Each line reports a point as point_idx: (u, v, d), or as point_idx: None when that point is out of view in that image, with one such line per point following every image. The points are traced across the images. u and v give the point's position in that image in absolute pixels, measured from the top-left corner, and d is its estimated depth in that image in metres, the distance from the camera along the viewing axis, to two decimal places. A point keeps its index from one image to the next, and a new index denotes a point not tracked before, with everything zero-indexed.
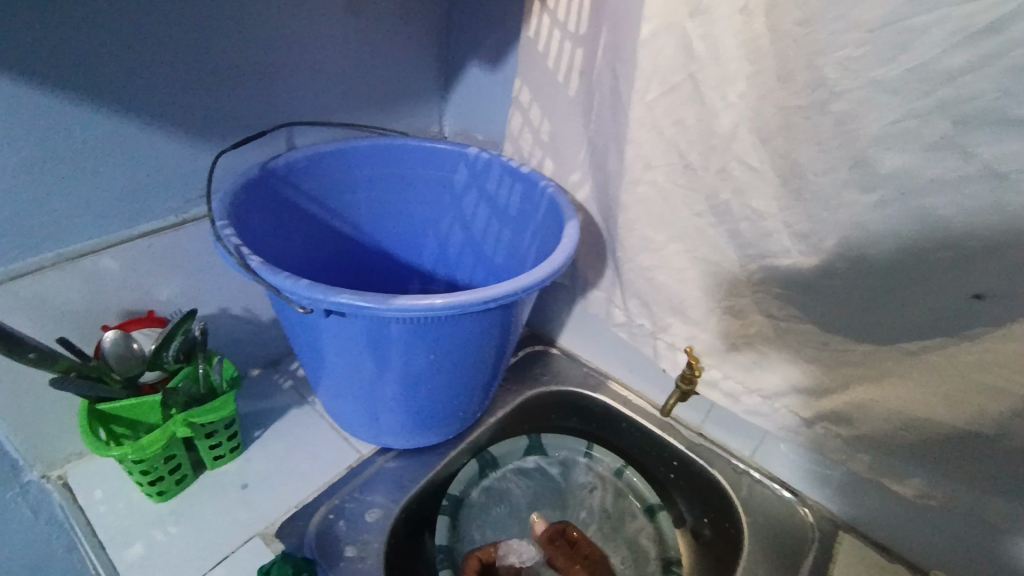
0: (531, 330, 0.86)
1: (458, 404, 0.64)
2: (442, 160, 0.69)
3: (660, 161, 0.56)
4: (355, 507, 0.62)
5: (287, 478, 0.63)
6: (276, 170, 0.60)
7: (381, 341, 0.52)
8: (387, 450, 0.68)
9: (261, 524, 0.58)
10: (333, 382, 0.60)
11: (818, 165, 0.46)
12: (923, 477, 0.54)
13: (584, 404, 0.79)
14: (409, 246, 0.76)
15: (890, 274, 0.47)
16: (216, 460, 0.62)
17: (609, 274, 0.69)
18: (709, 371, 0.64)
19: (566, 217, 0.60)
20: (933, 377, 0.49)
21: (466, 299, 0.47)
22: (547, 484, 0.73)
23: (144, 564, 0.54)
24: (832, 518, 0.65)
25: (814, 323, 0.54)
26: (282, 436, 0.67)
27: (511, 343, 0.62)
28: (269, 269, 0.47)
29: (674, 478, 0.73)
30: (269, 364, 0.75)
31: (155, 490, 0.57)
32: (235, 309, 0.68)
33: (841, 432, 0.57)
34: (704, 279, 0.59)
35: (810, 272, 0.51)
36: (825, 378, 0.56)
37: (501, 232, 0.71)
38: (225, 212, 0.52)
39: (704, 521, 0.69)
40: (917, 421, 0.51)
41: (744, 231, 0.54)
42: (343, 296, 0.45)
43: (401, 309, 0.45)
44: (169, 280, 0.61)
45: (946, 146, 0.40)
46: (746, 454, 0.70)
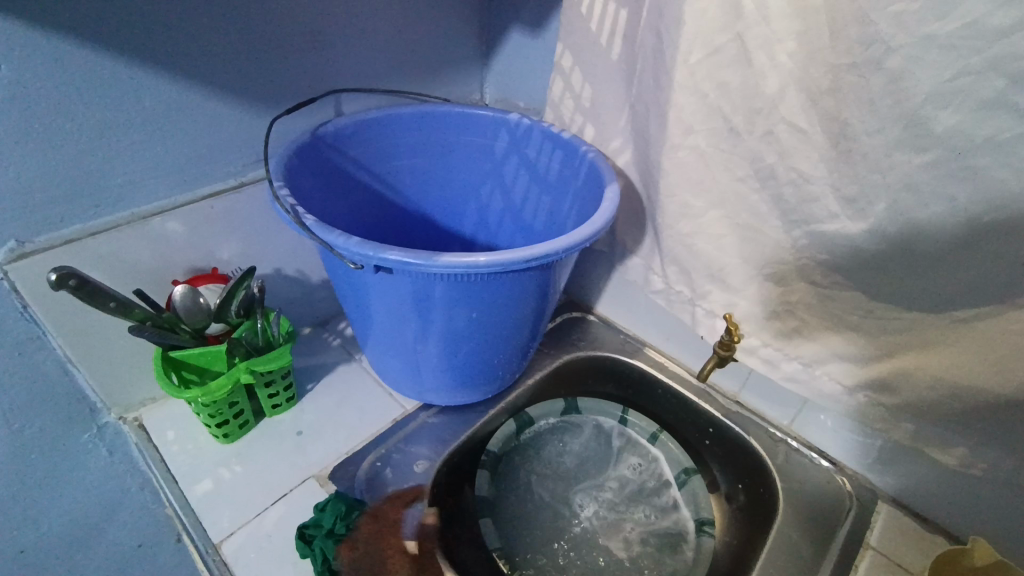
0: (568, 297, 0.87)
1: (497, 363, 0.66)
2: (483, 127, 0.70)
3: (702, 125, 0.56)
4: (400, 457, 0.66)
5: (337, 428, 0.67)
6: (324, 136, 0.62)
7: (425, 299, 0.55)
8: (429, 406, 0.71)
9: (314, 467, 0.63)
10: (380, 339, 0.64)
11: (867, 125, 0.45)
12: (967, 446, 0.53)
13: (620, 370, 0.80)
14: (451, 212, 0.78)
15: (941, 238, 0.46)
16: (274, 409, 0.66)
17: (648, 240, 0.70)
18: (747, 338, 0.64)
19: (606, 181, 0.61)
20: (982, 344, 0.48)
21: (507, 258, 0.49)
22: (584, 446, 0.74)
23: (214, 498, 0.60)
24: (870, 487, 0.65)
25: (859, 289, 0.53)
26: (332, 389, 0.72)
27: (549, 306, 0.64)
28: (322, 228, 0.49)
29: (708, 443, 0.74)
30: (319, 324, 0.79)
31: (221, 433, 0.62)
32: (288, 270, 0.72)
33: (882, 400, 0.57)
34: (745, 244, 0.59)
35: (856, 237, 0.50)
36: (868, 346, 0.55)
37: (540, 199, 0.72)
38: (280, 174, 0.55)
39: (738, 486, 0.70)
40: (963, 389, 0.50)
41: (788, 196, 0.53)
42: (392, 254, 0.48)
43: (446, 266, 0.48)
44: (229, 240, 0.65)
45: (1001, 103, 0.39)
46: (784, 422, 0.70)
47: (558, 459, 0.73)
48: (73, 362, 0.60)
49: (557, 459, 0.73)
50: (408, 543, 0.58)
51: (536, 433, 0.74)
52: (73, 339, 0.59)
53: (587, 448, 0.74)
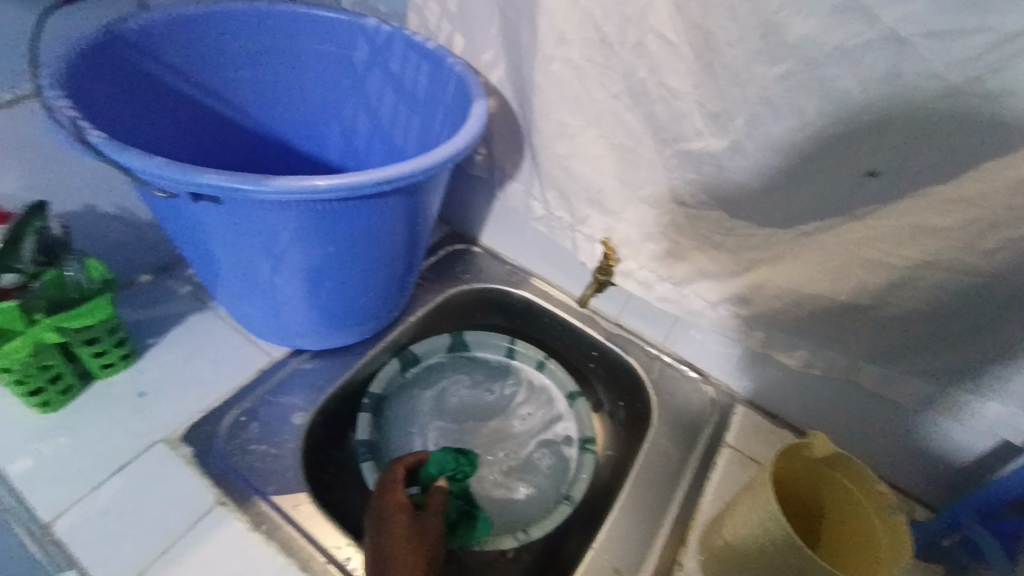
0: (453, 230, 0.83)
1: (370, 302, 0.61)
2: (336, 32, 0.61)
3: (575, 33, 0.52)
4: (268, 410, 0.60)
5: (188, 384, 0.60)
6: (125, 34, 0.51)
7: (267, 233, 0.48)
8: (301, 353, 0.66)
9: (163, 430, 0.56)
10: (228, 283, 0.56)
11: (729, 35, 0.44)
12: (807, 349, 0.58)
13: (506, 301, 0.79)
14: (311, 136, 0.69)
15: (789, 155, 0.47)
16: (105, 369, 0.57)
17: (527, 165, 0.66)
18: (624, 261, 0.64)
19: (474, 97, 0.56)
20: (821, 255, 0.51)
21: (354, 181, 0.43)
22: (473, 379, 0.73)
23: (35, 475, 0.51)
24: (730, 393, 0.71)
25: (722, 209, 0.55)
26: (182, 343, 0.63)
27: (421, 236, 0.59)
28: (113, 146, 0.40)
29: (593, 366, 0.76)
30: (162, 270, 0.69)
31: (36, 402, 0.53)
32: (108, 208, 0.60)
33: (740, 313, 0.60)
34: (620, 165, 0.57)
35: (718, 154, 0.51)
36: (729, 262, 0.58)
37: (409, 118, 0.65)
38: (58, 81, 0.44)
39: (619, 403, 0.74)
40: (804, 297, 0.54)
41: (658, 113, 0.52)
42: (208, 176, 0.40)
43: (278, 190, 0.41)
44: (13, 170, 0.53)
45: (852, 8, 0.39)
46: (658, 340, 0.73)
47: (445, 394, 0.72)
48: None
49: (443, 394, 0.72)
50: (279, 498, 0.54)
51: (423, 369, 0.72)
52: None
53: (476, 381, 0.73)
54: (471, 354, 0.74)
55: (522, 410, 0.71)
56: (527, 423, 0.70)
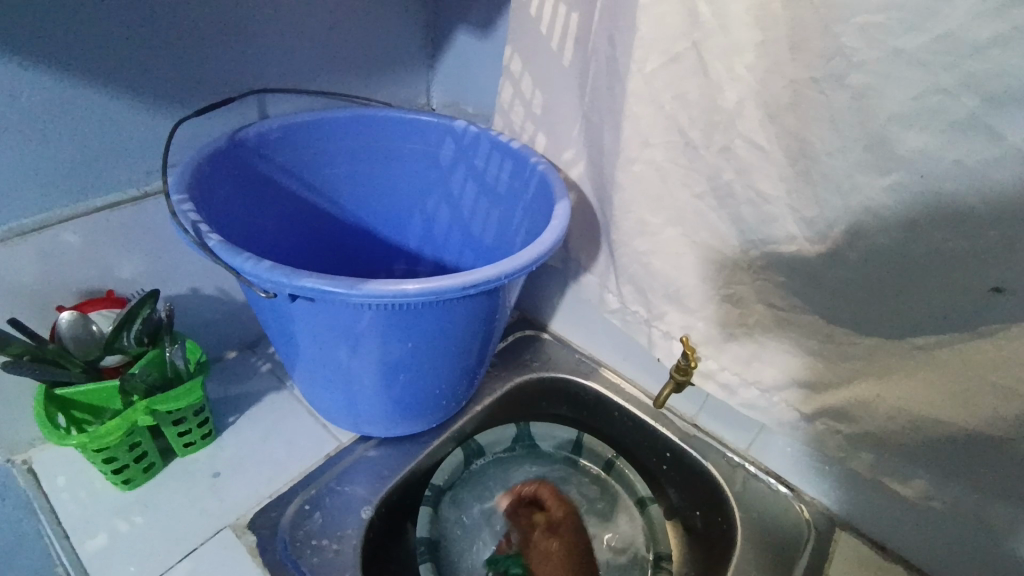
0: (522, 314, 0.83)
1: (442, 392, 0.61)
2: (426, 133, 0.65)
3: (660, 137, 0.52)
4: (332, 500, 0.59)
5: (259, 466, 0.60)
6: (246, 140, 0.56)
7: (353, 328, 0.49)
8: (368, 439, 0.65)
9: (231, 516, 0.56)
10: (310, 369, 0.58)
11: (827, 144, 0.43)
12: (925, 479, 0.51)
13: (575, 392, 0.76)
14: (394, 225, 0.72)
15: (899, 265, 0.44)
16: (186, 448, 0.59)
17: (603, 257, 0.66)
18: (706, 362, 0.60)
19: (556, 197, 0.56)
20: (939, 375, 0.46)
21: (442, 285, 0.44)
22: (538, 474, 0.70)
23: (109, 555, 0.52)
24: (828, 515, 0.63)
25: (818, 314, 0.51)
26: (256, 422, 0.64)
27: (498, 329, 0.59)
28: (227, 249, 0.43)
29: (665, 469, 0.71)
30: (247, 347, 0.72)
31: (121, 479, 0.55)
32: (207, 289, 0.64)
33: (842, 429, 0.54)
34: (703, 263, 0.55)
35: (814, 261, 0.48)
36: (827, 373, 0.53)
37: (488, 211, 0.67)
38: (184, 185, 0.49)
39: (696, 512, 0.67)
40: (922, 420, 0.48)
41: (746, 215, 0.50)
42: (308, 280, 0.42)
43: (371, 294, 0.42)
44: (130, 257, 0.58)
45: (970, 124, 0.37)
46: (741, 447, 0.68)
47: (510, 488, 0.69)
48: None
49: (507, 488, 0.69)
50: None
51: (489, 459, 0.70)
52: None
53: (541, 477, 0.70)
54: (539, 446, 0.71)
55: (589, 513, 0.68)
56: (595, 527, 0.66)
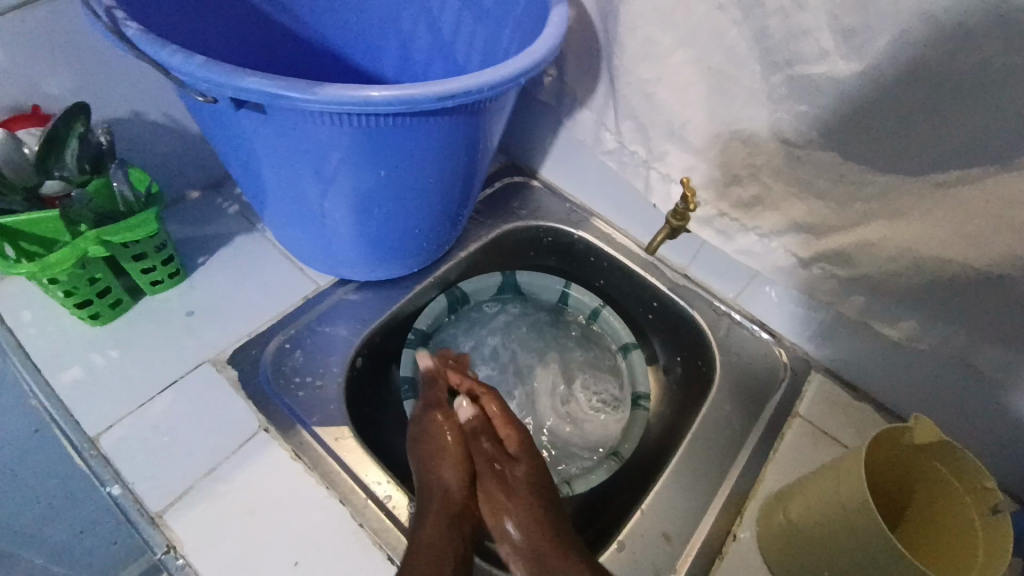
0: (510, 160, 0.77)
1: (421, 234, 0.57)
2: None
3: None
4: (313, 339, 0.58)
5: (233, 304, 0.59)
6: None
7: (316, 151, 0.43)
8: (347, 282, 0.63)
9: (209, 352, 0.55)
10: (276, 206, 0.53)
11: None
12: (915, 322, 0.51)
13: (563, 242, 0.73)
14: (365, 48, 0.63)
15: (939, 83, 0.38)
16: (154, 286, 0.56)
17: (602, 88, 0.58)
18: (705, 206, 0.56)
19: (550, 4, 0.48)
20: (956, 214, 0.43)
21: (414, 93, 0.37)
22: (557, 330, 0.70)
23: (86, 386, 0.52)
24: (806, 359, 0.64)
25: (835, 149, 0.46)
26: (228, 263, 0.61)
27: (480, 164, 0.53)
28: (149, 40, 0.36)
29: (650, 318, 0.71)
30: (210, 187, 0.66)
31: (88, 313, 0.53)
32: (153, 115, 0.57)
33: (838, 273, 0.53)
34: (714, 89, 0.49)
35: (845, 80, 0.42)
36: (832, 215, 0.50)
37: (474, 30, 0.58)
38: None
39: (676, 359, 0.69)
40: (925, 261, 0.46)
41: (772, 29, 0.43)
42: (253, 80, 0.36)
43: (331, 100, 0.36)
44: (53, 68, 0.50)
45: None
46: (729, 296, 0.67)
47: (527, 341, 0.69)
48: None
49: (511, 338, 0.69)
50: (323, 430, 0.53)
51: (518, 313, 0.71)
52: None
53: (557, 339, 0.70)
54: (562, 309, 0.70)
55: (593, 374, 0.68)
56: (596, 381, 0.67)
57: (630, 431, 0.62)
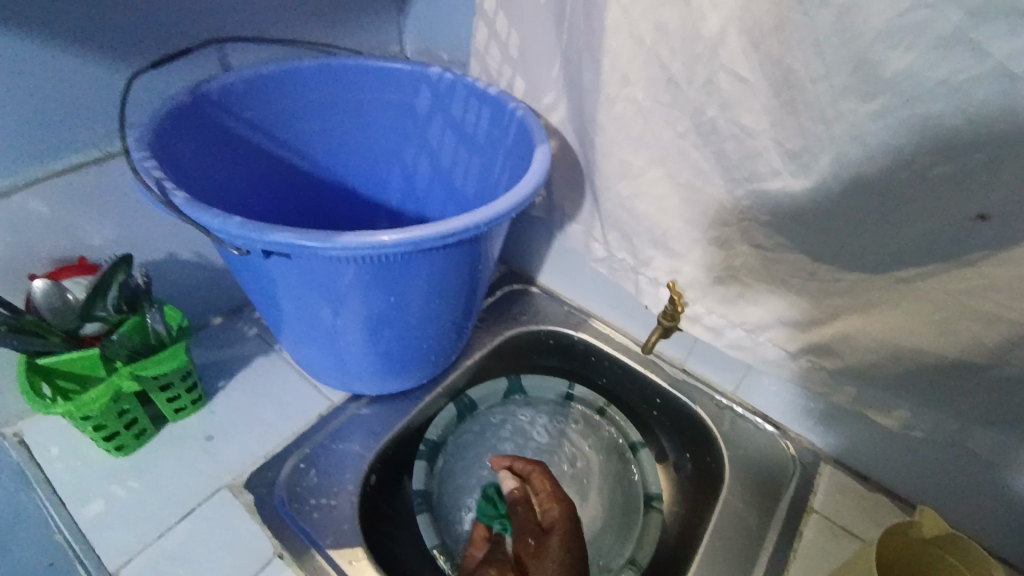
0: (509, 269, 0.82)
1: (428, 347, 0.61)
2: (399, 81, 0.62)
3: (640, 74, 0.51)
4: (327, 458, 0.60)
5: (249, 427, 0.61)
6: (209, 94, 0.54)
7: (333, 285, 0.48)
8: (359, 397, 0.66)
9: (226, 477, 0.57)
10: (294, 330, 0.57)
11: (814, 71, 0.41)
12: (907, 409, 0.52)
13: (563, 343, 0.76)
14: (372, 181, 0.70)
15: (883, 197, 0.43)
16: (177, 414, 0.59)
17: (587, 205, 0.65)
18: (692, 306, 0.60)
19: (535, 142, 0.55)
20: (919, 306, 0.47)
21: (419, 234, 0.43)
22: (565, 444, 0.69)
23: (107, 520, 0.53)
24: (813, 449, 0.65)
25: (801, 252, 0.50)
26: (245, 386, 0.64)
27: (482, 280, 0.58)
28: (192, 205, 0.42)
29: (655, 414, 0.72)
30: (231, 312, 0.71)
31: (113, 446, 0.55)
32: (183, 254, 0.63)
33: (825, 364, 0.55)
34: (686, 206, 0.54)
35: (799, 195, 0.47)
36: (810, 310, 0.53)
37: (469, 161, 0.65)
38: (146, 143, 0.47)
39: (686, 455, 0.68)
40: (902, 351, 0.49)
41: (730, 153, 0.49)
42: (279, 234, 0.41)
43: (346, 247, 0.41)
44: (98, 223, 0.56)
45: (958, 42, 0.36)
46: (728, 388, 0.69)
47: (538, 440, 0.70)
48: None
49: (515, 443, 0.69)
50: (336, 553, 0.53)
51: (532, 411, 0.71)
52: None
53: (569, 453, 0.69)
54: (567, 407, 0.72)
55: (602, 483, 0.67)
56: (601, 506, 0.65)
57: (628, 533, 0.63)
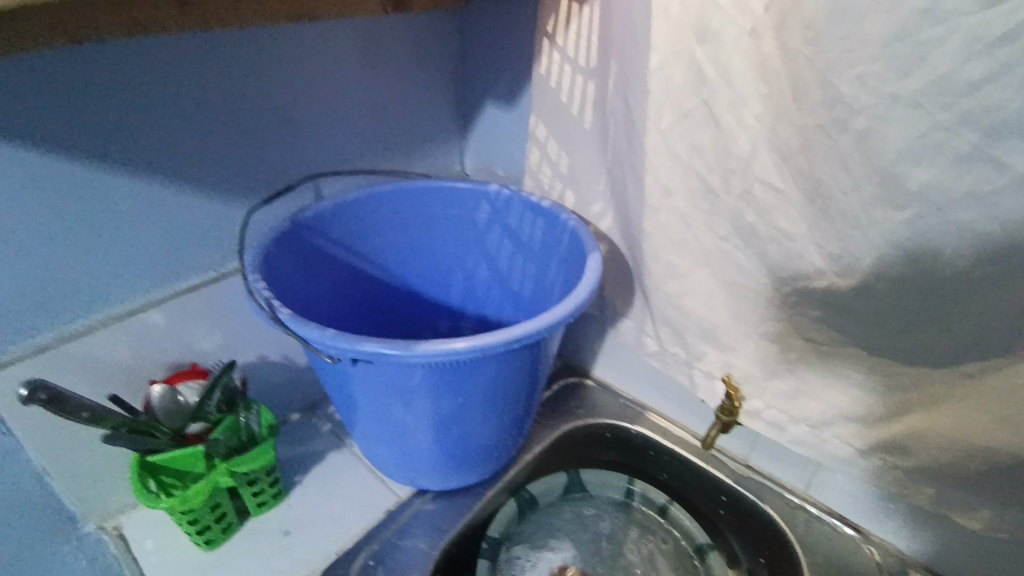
0: (565, 362, 0.85)
1: (490, 444, 0.64)
2: (463, 199, 0.71)
3: (680, 187, 0.56)
4: (394, 556, 0.61)
5: (323, 522, 0.64)
6: (307, 221, 0.63)
7: (408, 388, 0.53)
8: (424, 492, 0.68)
9: (301, 573, 0.59)
10: (369, 429, 0.62)
11: (842, 183, 0.45)
12: (992, 509, 0.50)
13: (622, 437, 0.76)
14: (438, 286, 0.77)
15: (931, 296, 0.45)
16: (260, 508, 0.63)
17: (638, 303, 0.68)
18: (749, 400, 0.61)
19: (587, 249, 0.60)
20: (986, 400, 0.46)
21: (487, 342, 0.48)
22: (629, 542, 0.68)
23: None
24: (899, 555, 0.61)
25: (855, 347, 0.51)
26: (319, 481, 0.68)
27: (541, 379, 0.62)
28: (294, 320, 0.50)
29: (723, 513, 0.68)
30: (308, 409, 0.77)
31: (203, 539, 0.59)
32: (272, 356, 0.70)
33: (898, 463, 0.53)
34: (735, 307, 0.57)
35: (845, 294, 0.49)
36: (873, 404, 0.53)
37: (526, 266, 0.71)
38: (257, 266, 0.56)
39: (759, 560, 0.64)
40: (974, 449, 0.48)
41: (772, 255, 0.52)
42: (368, 345, 0.47)
43: (423, 355, 0.47)
44: (207, 333, 0.64)
45: (977, 157, 0.39)
46: (799, 486, 0.66)
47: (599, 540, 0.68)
48: (50, 475, 0.59)
49: (577, 544, 0.68)
50: None
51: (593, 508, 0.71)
52: (47, 450, 0.57)
53: (634, 551, 0.67)
54: (629, 504, 0.71)
55: None
56: None
57: None
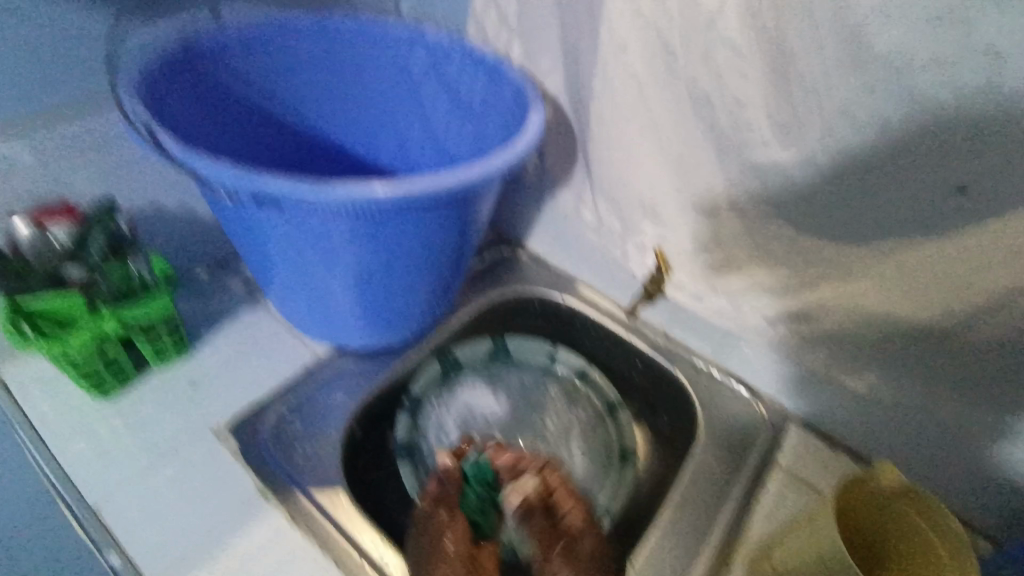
0: (500, 233, 0.82)
1: (414, 305, 0.61)
2: (393, 42, 0.61)
3: (637, 42, 0.51)
4: (313, 407, 0.61)
5: (237, 376, 0.61)
6: (202, 46, 0.53)
7: (325, 241, 0.49)
8: (346, 351, 0.66)
9: (211, 424, 0.57)
10: (284, 286, 0.57)
11: (806, 42, 0.42)
12: (874, 370, 0.56)
13: (548, 306, 0.76)
14: (365, 143, 0.69)
15: (870, 169, 0.45)
16: (160, 360, 0.59)
17: (579, 171, 0.65)
18: (678, 271, 0.62)
19: (530, 104, 0.55)
20: (894, 272, 0.49)
21: (412, 189, 0.43)
22: (549, 399, 0.70)
23: (91, 458, 0.53)
24: (785, 413, 0.66)
25: (786, 222, 0.52)
26: (230, 338, 0.64)
27: (471, 242, 0.58)
28: (183, 150, 0.42)
29: (637, 377, 0.72)
30: (217, 266, 0.71)
31: (94, 387, 0.55)
32: (168, 202, 0.63)
33: (802, 329, 0.58)
34: (678, 178, 0.55)
35: (788, 166, 0.48)
36: (790, 277, 0.55)
37: (463, 126, 0.65)
38: (135, 89, 0.47)
39: (662, 416, 0.70)
40: (879, 317, 0.52)
41: (722, 122, 0.50)
42: (273, 184, 0.41)
43: (341, 199, 0.42)
44: (85, 171, 0.56)
45: (944, 19, 0.37)
46: (708, 353, 0.71)
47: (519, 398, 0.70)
48: None
49: (497, 401, 0.69)
50: (321, 493, 0.55)
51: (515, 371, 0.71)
52: None
53: (552, 405, 0.69)
54: (551, 368, 0.71)
55: (584, 443, 0.67)
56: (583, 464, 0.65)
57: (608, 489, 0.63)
